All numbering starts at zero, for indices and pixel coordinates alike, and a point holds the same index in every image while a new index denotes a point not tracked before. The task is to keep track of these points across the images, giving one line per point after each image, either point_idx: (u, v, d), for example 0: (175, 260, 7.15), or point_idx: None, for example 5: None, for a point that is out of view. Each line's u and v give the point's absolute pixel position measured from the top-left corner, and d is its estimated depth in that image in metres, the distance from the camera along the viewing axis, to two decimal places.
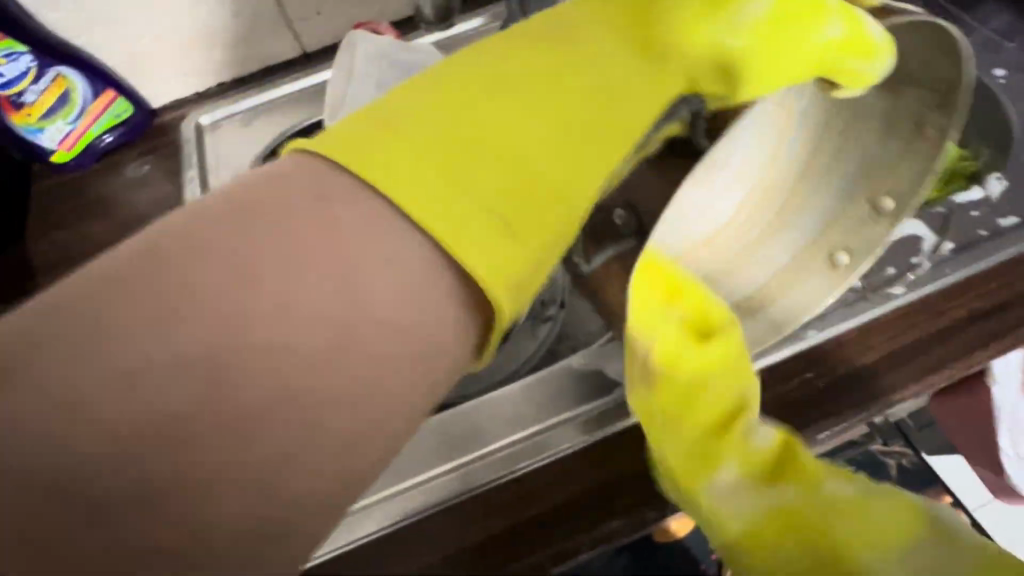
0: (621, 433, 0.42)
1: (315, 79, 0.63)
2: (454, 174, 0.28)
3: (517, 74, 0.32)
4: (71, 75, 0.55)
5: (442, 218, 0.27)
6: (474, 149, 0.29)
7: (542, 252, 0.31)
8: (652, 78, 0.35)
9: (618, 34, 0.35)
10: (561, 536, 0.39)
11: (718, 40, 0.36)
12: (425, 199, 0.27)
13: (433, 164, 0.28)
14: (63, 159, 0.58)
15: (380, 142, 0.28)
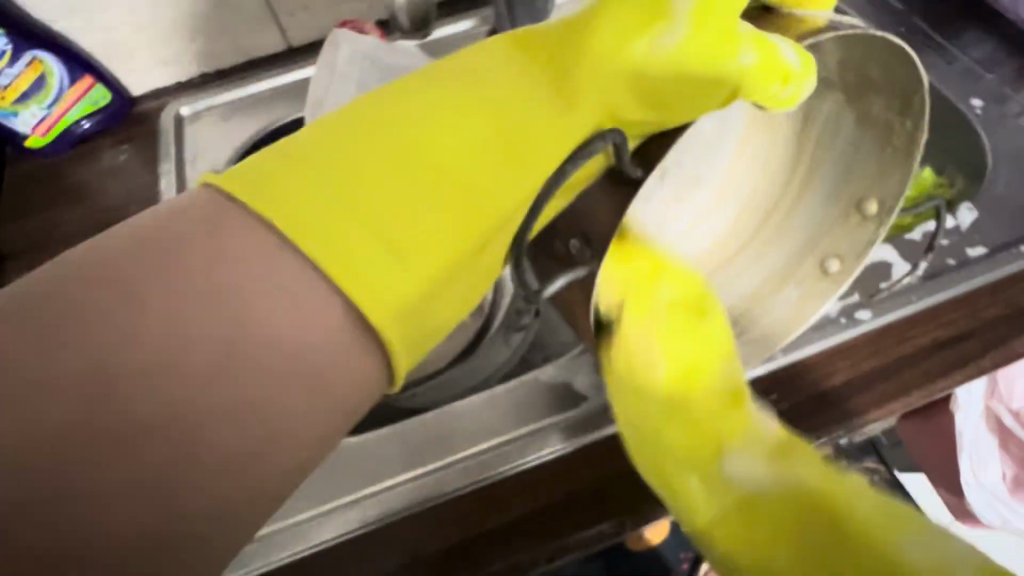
0: (584, 449, 0.42)
1: (299, 75, 0.62)
2: (356, 208, 0.27)
3: (433, 100, 0.31)
4: (47, 59, 0.54)
5: (359, 252, 0.27)
6: (383, 180, 0.28)
7: (455, 280, 0.31)
8: (573, 110, 0.34)
9: (534, 64, 0.34)
10: (517, 548, 0.39)
11: (641, 61, 0.34)
12: (331, 239, 0.26)
13: (358, 193, 0.28)
14: (36, 144, 0.57)
15: (278, 174, 0.27)
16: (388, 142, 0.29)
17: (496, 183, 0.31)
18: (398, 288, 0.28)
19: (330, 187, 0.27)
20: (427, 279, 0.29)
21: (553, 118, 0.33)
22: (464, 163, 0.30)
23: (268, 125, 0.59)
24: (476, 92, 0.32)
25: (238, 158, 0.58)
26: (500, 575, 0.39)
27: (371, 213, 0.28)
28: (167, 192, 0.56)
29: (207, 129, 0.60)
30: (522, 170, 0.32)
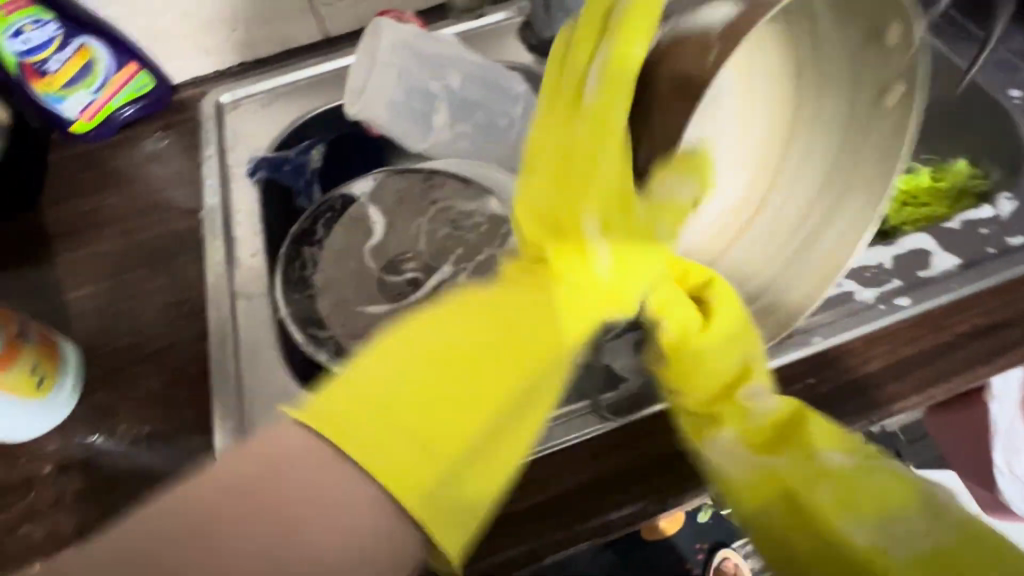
0: (624, 429, 0.42)
1: (335, 64, 0.63)
2: (382, 397, 0.27)
3: (468, 312, 0.31)
4: (95, 46, 0.55)
5: (428, 423, 0.27)
6: (415, 376, 0.28)
7: (500, 436, 0.30)
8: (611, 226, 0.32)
9: (562, 176, 0.32)
10: (561, 525, 0.39)
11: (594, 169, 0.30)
12: (368, 438, 0.26)
13: (420, 418, 0.27)
14: (82, 129, 0.59)
15: (344, 407, 0.27)
16: (442, 351, 0.30)
17: (514, 388, 0.30)
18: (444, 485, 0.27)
19: (394, 397, 0.27)
20: (449, 464, 0.27)
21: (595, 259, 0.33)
22: (495, 358, 0.30)
23: (306, 113, 0.60)
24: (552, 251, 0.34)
25: (277, 145, 0.59)
26: (544, 551, 0.39)
27: (426, 413, 0.28)
28: (208, 177, 0.57)
29: (246, 116, 0.62)
30: (557, 327, 0.32)
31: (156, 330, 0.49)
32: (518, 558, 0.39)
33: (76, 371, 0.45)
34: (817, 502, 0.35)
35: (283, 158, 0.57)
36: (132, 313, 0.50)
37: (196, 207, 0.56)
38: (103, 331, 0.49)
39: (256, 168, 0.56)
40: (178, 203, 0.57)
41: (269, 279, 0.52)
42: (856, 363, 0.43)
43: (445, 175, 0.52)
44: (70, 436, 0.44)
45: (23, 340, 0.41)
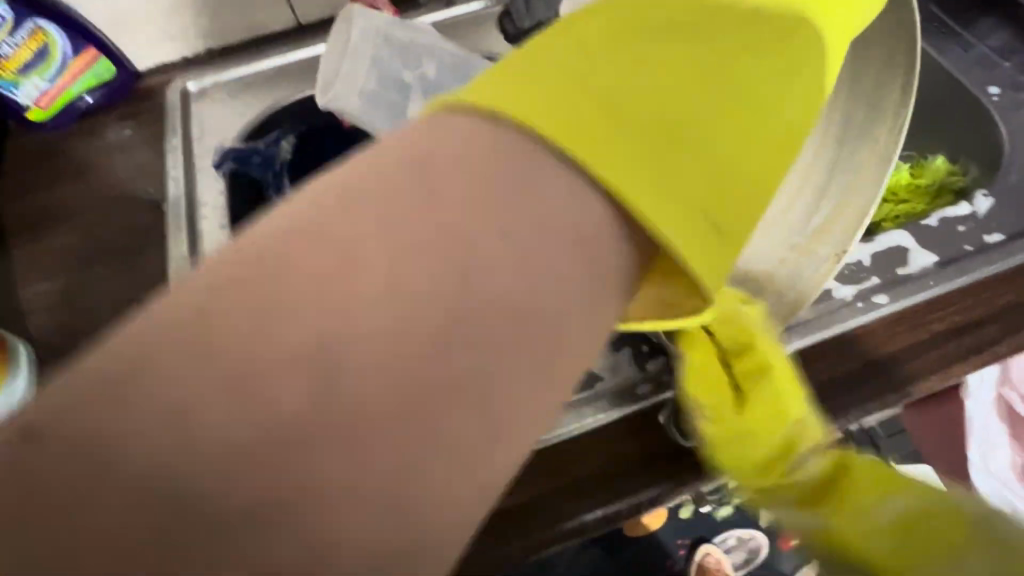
0: (599, 429, 0.41)
1: (306, 52, 0.61)
2: (568, 120, 0.23)
3: (677, 65, 0.27)
4: (51, 30, 0.53)
5: (632, 147, 0.23)
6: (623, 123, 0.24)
7: (717, 216, 0.25)
8: (750, 124, 0.28)
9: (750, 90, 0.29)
10: (535, 526, 0.39)
11: (718, 94, 0.27)
12: (604, 150, 0.22)
13: (600, 117, 0.24)
14: (38, 118, 0.55)
15: (520, 102, 0.23)
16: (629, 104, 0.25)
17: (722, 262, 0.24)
18: (669, 194, 0.23)
19: (574, 111, 0.23)
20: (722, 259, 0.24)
21: (745, 150, 0.27)
22: (722, 123, 0.27)
23: (276, 103, 0.58)
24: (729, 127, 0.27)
25: (246, 136, 0.57)
26: (518, 554, 0.38)
27: (601, 110, 0.24)
28: (172, 168, 0.55)
29: (213, 106, 0.59)
30: (740, 178, 0.26)
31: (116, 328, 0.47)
32: (491, 562, 0.38)
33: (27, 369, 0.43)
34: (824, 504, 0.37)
35: (253, 149, 0.54)
36: (91, 311, 0.48)
37: (160, 199, 0.54)
38: (60, 329, 0.47)
39: (222, 159, 0.54)
40: (142, 195, 0.54)
41: None
42: (833, 358, 0.42)
43: None
44: None
45: None
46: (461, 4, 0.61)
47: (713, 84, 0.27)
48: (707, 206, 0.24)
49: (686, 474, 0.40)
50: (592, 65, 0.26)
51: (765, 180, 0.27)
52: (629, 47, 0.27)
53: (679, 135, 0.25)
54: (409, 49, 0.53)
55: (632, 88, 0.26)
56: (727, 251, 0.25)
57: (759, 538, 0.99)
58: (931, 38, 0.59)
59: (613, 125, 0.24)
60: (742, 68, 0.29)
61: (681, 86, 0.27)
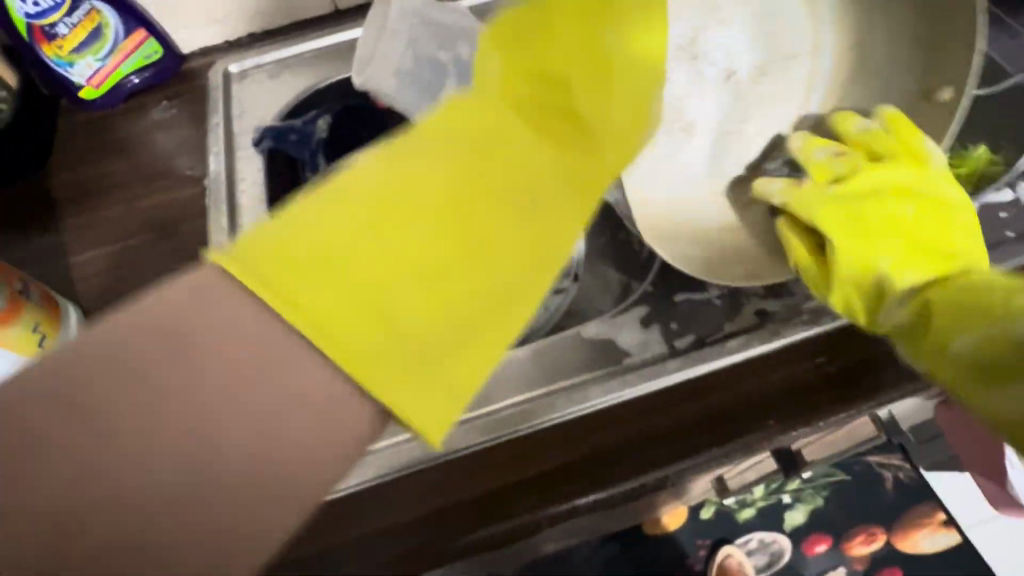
0: (627, 403, 0.41)
1: (344, 37, 0.62)
2: (306, 313, 0.26)
3: (400, 216, 0.28)
4: (105, 11, 0.55)
5: (349, 275, 0.27)
6: (371, 260, 0.27)
7: (443, 333, 0.28)
8: (478, 350, 0.28)
9: (487, 314, 0.29)
10: (561, 495, 0.39)
11: (443, 286, 0.28)
12: (350, 289, 0.27)
13: (324, 239, 0.27)
14: (90, 96, 0.58)
15: (284, 249, 0.27)
16: (345, 220, 0.28)
17: (426, 397, 0.27)
18: (380, 370, 0.26)
19: (317, 236, 0.27)
20: (431, 367, 0.27)
21: (466, 344, 0.28)
22: (432, 304, 0.28)
23: (313, 85, 0.60)
24: (489, 302, 0.29)
25: (284, 116, 0.58)
26: (545, 520, 0.39)
27: (331, 241, 0.27)
28: (214, 146, 0.56)
29: (253, 87, 0.61)
30: (446, 352, 0.28)
31: None
32: (517, 527, 0.38)
33: (74, 339, 0.45)
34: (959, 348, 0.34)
35: (287, 127, 0.55)
36: (134, 278, 0.50)
37: (201, 175, 0.56)
38: (105, 296, 0.49)
39: (262, 136, 0.55)
40: (184, 171, 0.56)
41: None
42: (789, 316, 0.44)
43: None
44: None
45: (25, 298, 0.41)
46: None
47: (505, 209, 0.30)
48: (407, 375, 0.27)
49: (716, 450, 0.39)
50: (369, 190, 0.29)
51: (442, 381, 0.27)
52: (380, 197, 0.29)
53: (416, 274, 0.28)
54: (446, 31, 0.53)
55: (376, 215, 0.28)
56: (426, 380, 0.27)
57: (780, 540, 1.09)
58: None
59: (334, 261, 0.27)
60: (465, 257, 0.29)
61: (432, 235, 0.28)
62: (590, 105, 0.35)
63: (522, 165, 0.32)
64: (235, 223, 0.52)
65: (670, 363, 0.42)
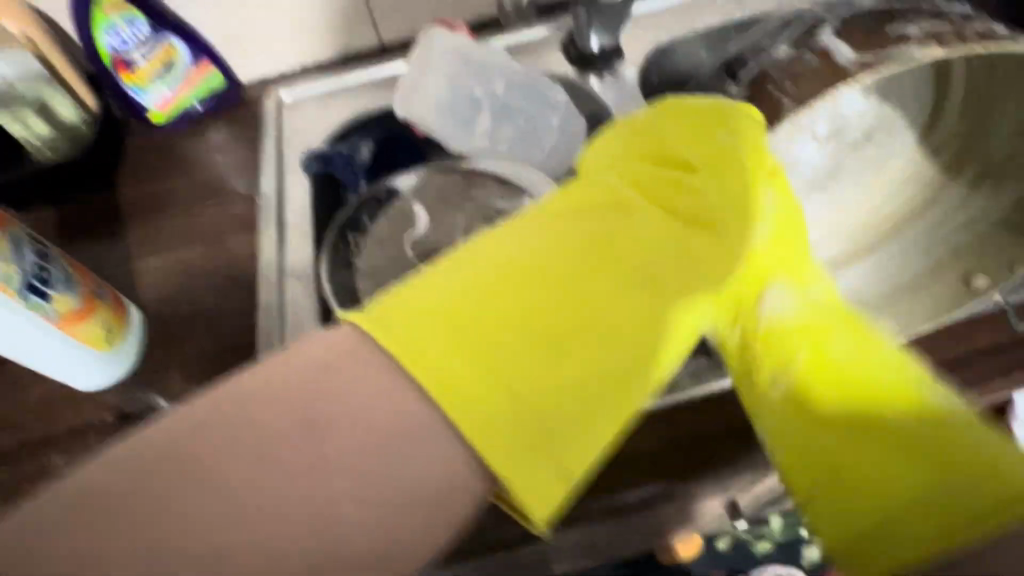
0: (642, 414, 0.43)
1: (388, 70, 0.68)
2: (450, 387, 0.32)
3: (524, 313, 0.34)
4: (177, 45, 0.61)
5: (489, 328, 0.34)
6: (506, 343, 0.33)
7: (559, 428, 0.32)
8: (597, 433, 0.33)
9: (603, 410, 0.33)
10: (576, 500, 0.41)
11: (561, 377, 0.33)
12: (480, 371, 0.32)
13: (468, 295, 0.35)
14: (158, 120, 0.64)
15: (429, 316, 0.33)
16: (477, 313, 0.34)
17: (541, 474, 0.32)
18: (484, 408, 0.32)
19: (476, 284, 0.35)
20: (546, 458, 0.32)
21: (582, 432, 0.33)
22: (552, 387, 0.33)
23: (358, 113, 0.65)
24: (598, 394, 0.33)
25: (331, 139, 0.63)
26: (561, 521, 0.41)
27: (489, 295, 0.34)
28: (267, 166, 0.62)
29: (304, 114, 0.67)
30: (577, 438, 0.32)
31: (211, 299, 0.53)
32: (535, 527, 0.41)
33: (137, 331, 0.49)
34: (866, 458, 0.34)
35: (336, 150, 0.60)
36: (191, 282, 0.54)
37: (253, 191, 0.61)
38: (165, 298, 0.53)
39: (310, 161, 0.60)
40: (238, 188, 0.61)
41: (316, 264, 0.55)
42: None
43: (484, 174, 0.58)
44: (131, 390, 0.48)
45: (99, 296, 0.45)
46: (530, 31, 0.67)
47: (620, 286, 0.36)
48: (512, 425, 0.32)
49: (725, 464, 0.41)
50: (533, 266, 0.36)
51: (552, 455, 0.32)
52: (531, 272, 0.35)
53: (536, 343, 0.34)
54: (482, 68, 0.58)
55: (529, 279, 0.35)
56: (550, 465, 0.32)
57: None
58: None
59: (464, 344, 0.33)
60: (586, 347, 0.34)
61: (563, 315, 0.34)
62: (691, 198, 0.41)
63: (632, 271, 0.36)
64: (283, 237, 0.57)
65: (683, 379, 0.44)
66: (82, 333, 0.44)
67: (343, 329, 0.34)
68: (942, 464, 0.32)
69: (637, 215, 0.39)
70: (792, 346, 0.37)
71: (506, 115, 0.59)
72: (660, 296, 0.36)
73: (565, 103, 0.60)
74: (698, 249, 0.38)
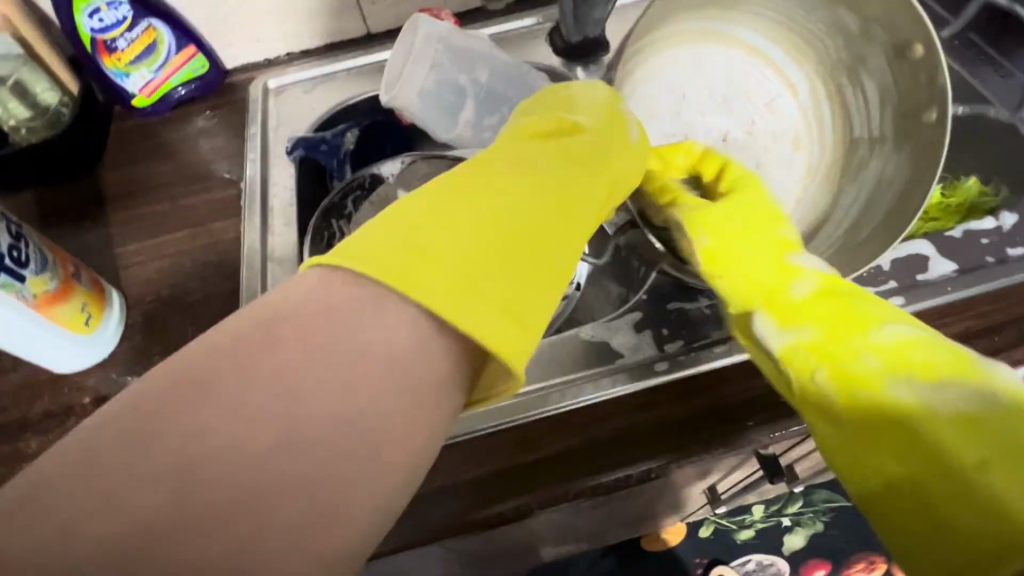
0: (619, 399, 0.43)
1: (374, 57, 0.68)
2: (432, 261, 0.28)
3: (469, 202, 0.32)
4: (160, 28, 0.60)
5: (446, 233, 0.30)
6: (461, 231, 0.30)
7: (531, 272, 0.32)
8: (556, 280, 0.33)
9: (553, 236, 0.34)
10: (552, 484, 0.41)
11: (522, 242, 0.32)
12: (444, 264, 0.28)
13: (429, 223, 0.30)
14: (141, 104, 0.64)
15: (382, 236, 0.29)
16: (427, 217, 0.31)
17: (522, 338, 0.29)
18: (469, 301, 0.28)
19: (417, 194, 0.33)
20: (528, 321, 0.30)
21: (550, 286, 0.33)
22: (516, 247, 0.32)
23: (344, 100, 0.65)
24: (548, 243, 0.34)
25: (316, 126, 0.63)
26: (536, 504, 0.41)
27: (438, 209, 0.31)
28: (252, 152, 0.61)
29: (290, 101, 0.66)
30: (543, 284, 0.32)
31: (191, 284, 0.53)
32: (511, 510, 0.41)
33: (119, 314, 0.50)
34: (895, 396, 0.34)
35: (321, 137, 0.60)
36: (173, 267, 0.54)
37: (238, 177, 0.61)
38: (147, 282, 0.53)
39: (294, 146, 0.59)
40: (223, 174, 0.61)
41: (299, 249, 0.56)
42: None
43: (468, 162, 0.58)
44: (109, 374, 0.48)
45: (77, 280, 0.45)
46: (517, 19, 0.68)
47: (540, 178, 0.36)
48: (501, 282, 0.30)
49: (699, 448, 0.41)
50: (455, 186, 0.34)
51: (523, 312, 0.30)
52: (463, 190, 0.33)
53: (494, 237, 0.31)
54: (467, 55, 0.58)
55: (465, 194, 0.33)
56: (532, 331, 0.30)
57: (778, 562, 1.13)
58: (969, 66, 0.61)
59: (423, 245, 0.29)
60: (534, 210, 0.34)
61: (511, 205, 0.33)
62: (591, 120, 0.43)
63: (567, 171, 0.38)
64: (266, 223, 0.57)
65: (659, 365, 0.44)
66: (58, 315, 0.44)
67: (313, 272, 0.27)
68: (987, 423, 0.32)
69: (551, 141, 0.40)
70: (806, 316, 0.38)
71: (495, 103, 0.59)
72: (586, 188, 0.38)
73: None
74: (595, 168, 0.40)
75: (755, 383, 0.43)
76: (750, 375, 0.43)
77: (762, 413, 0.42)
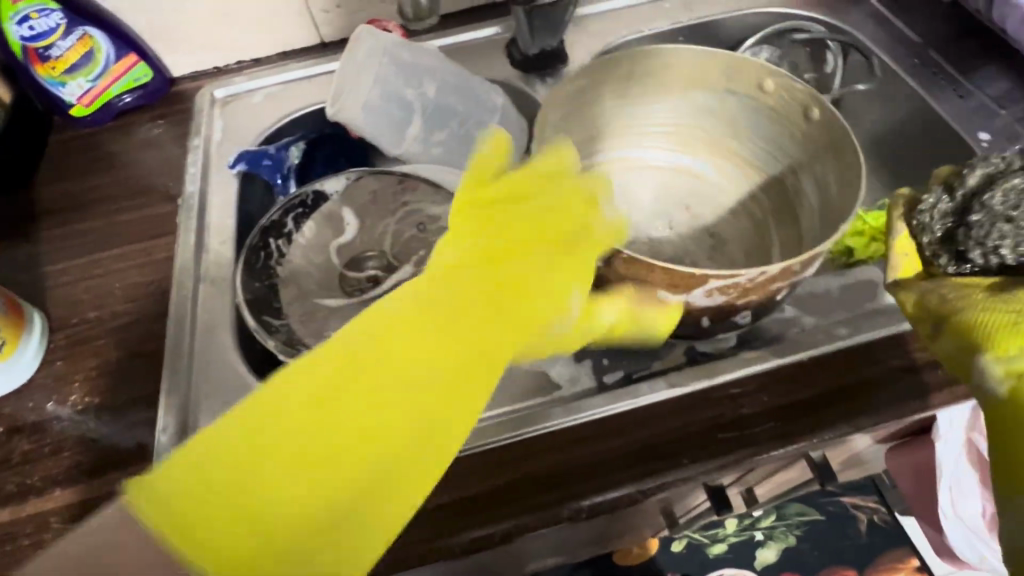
0: (554, 433, 0.41)
1: (326, 67, 0.66)
2: (252, 527, 0.29)
3: (314, 424, 0.32)
4: (98, 37, 0.58)
5: (304, 433, 0.31)
6: (300, 454, 0.31)
7: (389, 461, 0.32)
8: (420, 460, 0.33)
9: (429, 429, 0.34)
10: (479, 523, 0.38)
11: (386, 420, 0.32)
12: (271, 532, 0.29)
13: (269, 429, 0.31)
14: (80, 114, 0.62)
15: (222, 455, 0.30)
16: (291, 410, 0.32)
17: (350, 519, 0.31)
18: (291, 545, 0.30)
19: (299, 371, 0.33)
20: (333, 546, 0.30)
21: (407, 466, 0.33)
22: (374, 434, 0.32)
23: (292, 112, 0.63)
24: (424, 423, 0.34)
25: (262, 140, 0.61)
26: (461, 547, 0.38)
27: (291, 412, 0.31)
28: (192, 165, 0.59)
29: (236, 111, 0.64)
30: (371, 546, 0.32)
31: (120, 306, 0.51)
32: (433, 553, 0.38)
33: (40, 338, 0.47)
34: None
35: (265, 151, 0.58)
36: (103, 287, 0.52)
37: (178, 192, 0.58)
38: (74, 303, 0.51)
39: (236, 160, 0.58)
40: (163, 188, 0.59)
41: (233, 268, 0.53)
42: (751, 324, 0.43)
43: (416, 178, 0.56)
44: (26, 402, 0.46)
45: None
46: (474, 29, 0.66)
47: (449, 330, 0.36)
48: (328, 549, 0.30)
49: (636, 486, 0.39)
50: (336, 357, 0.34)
51: (361, 513, 0.31)
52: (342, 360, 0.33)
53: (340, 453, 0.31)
54: (415, 69, 0.56)
55: (341, 387, 0.32)
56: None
57: None
58: (928, 83, 0.60)
59: (245, 525, 0.29)
60: (418, 379, 0.34)
61: (371, 426, 0.32)
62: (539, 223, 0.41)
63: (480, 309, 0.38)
64: (203, 240, 0.55)
65: (598, 397, 0.43)
66: None
67: (140, 490, 0.29)
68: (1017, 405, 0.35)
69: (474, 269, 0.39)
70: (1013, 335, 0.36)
71: (445, 116, 0.57)
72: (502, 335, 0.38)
73: (502, 105, 0.59)
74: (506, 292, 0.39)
75: (694, 418, 0.41)
76: (691, 409, 0.41)
77: (703, 450, 0.40)
